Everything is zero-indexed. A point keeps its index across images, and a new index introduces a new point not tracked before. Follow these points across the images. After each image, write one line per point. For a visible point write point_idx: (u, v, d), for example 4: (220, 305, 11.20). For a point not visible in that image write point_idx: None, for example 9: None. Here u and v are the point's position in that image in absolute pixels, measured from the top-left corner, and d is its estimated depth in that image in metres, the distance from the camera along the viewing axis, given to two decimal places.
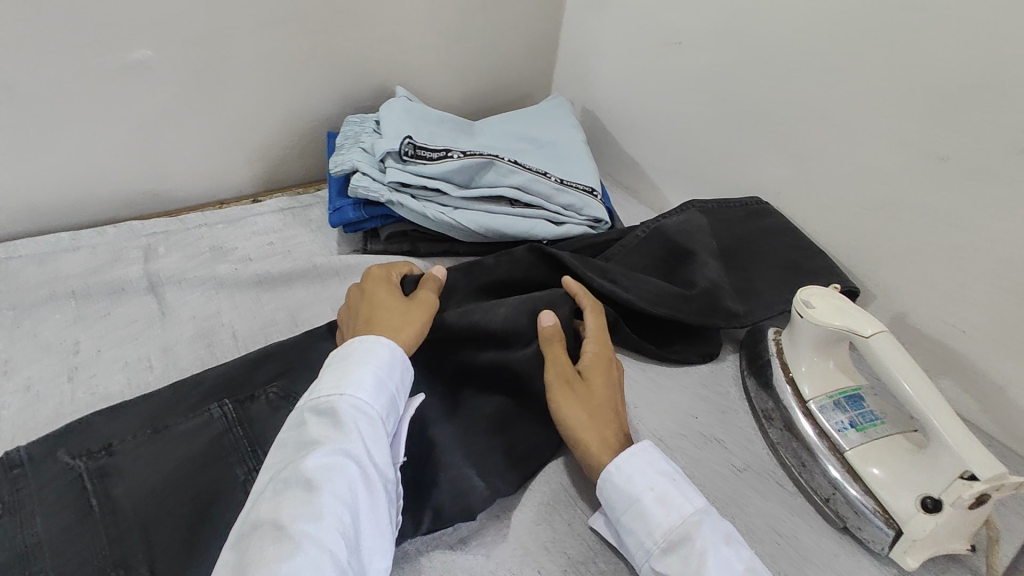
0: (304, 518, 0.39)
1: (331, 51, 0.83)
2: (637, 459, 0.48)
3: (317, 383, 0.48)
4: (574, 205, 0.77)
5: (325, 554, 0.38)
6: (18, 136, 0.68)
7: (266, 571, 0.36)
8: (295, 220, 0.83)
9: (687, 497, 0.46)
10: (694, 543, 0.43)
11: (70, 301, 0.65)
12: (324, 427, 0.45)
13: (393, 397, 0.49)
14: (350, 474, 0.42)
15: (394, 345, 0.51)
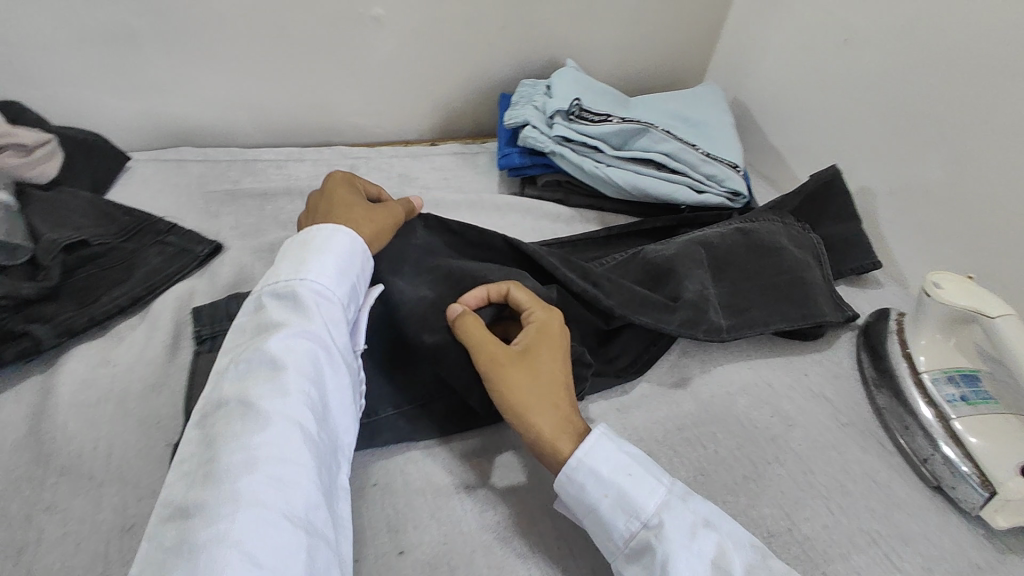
0: (271, 393, 0.41)
1: (519, 23, 0.96)
2: (589, 459, 0.46)
3: (275, 271, 0.50)
4: (717, 176, 0.84)
5: (293, 424, 0.41)
6: (279, 66, 0.87)
7: (238, 440, 0.39)
8: (466, 162, 0.97)
9: (643, 494, 0.44)
10: (656, 549, 0.42)
11: (299, 197, 0.84)
12: (285, 310, 0.47)
13: (352, 287, 0.52)
14: (314, 352, 0.45)
15: (353, 236, 0.54)
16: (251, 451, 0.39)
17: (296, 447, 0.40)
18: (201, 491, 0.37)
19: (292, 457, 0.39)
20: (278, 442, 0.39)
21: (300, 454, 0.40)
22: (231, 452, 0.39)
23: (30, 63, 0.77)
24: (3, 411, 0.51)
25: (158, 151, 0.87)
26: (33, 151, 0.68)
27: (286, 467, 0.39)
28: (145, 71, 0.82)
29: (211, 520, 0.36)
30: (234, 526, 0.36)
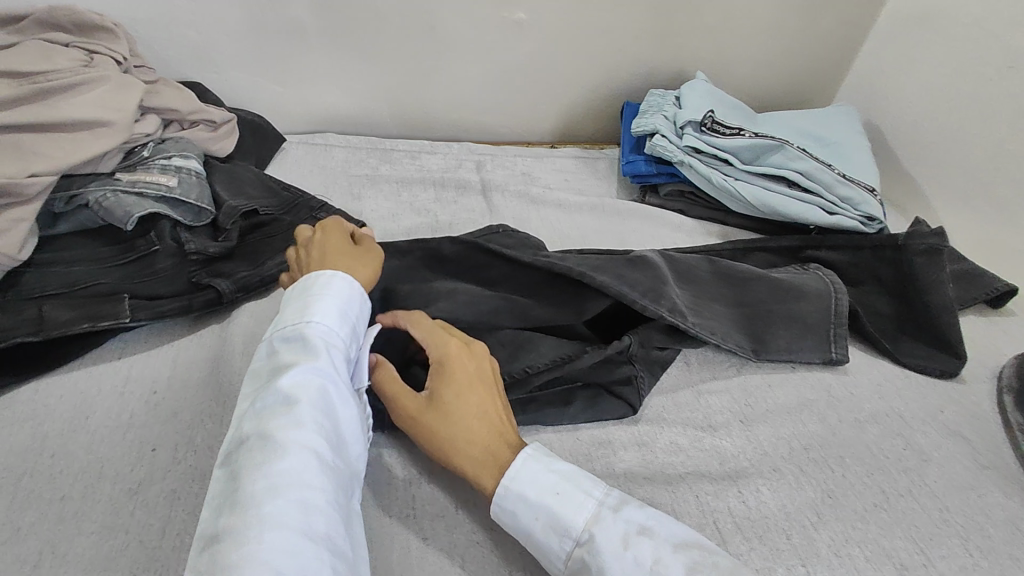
0: (290, 424, 0.41)
1: (652, 33, 0.97)
2: (511, 498, 0.45)
3: (284, 312, 0.50)
4: (852, 199, 0.81)
5: (310, 456, 0.41)
6: (424, 63, 0.93)
7: (255, 472, 0.39)
8: (586, 167, 0.99)
9: (571, 512, 0.44)
10: (592, 567, 0.42)
11: (431, 186, 0.89)
12: (297, 349, 0.47)
13: (355, 326, 0.51)
14: (329, 386, 0.45)
15: (348, 279, 0.53)
16: (272, 480, 0.39)
17: (313, 478, 0.40)
18: (230, 517, 0.38)
19: (310, 484, 0.40)
20: (294, 473, 0.39)
21: (317, 483, 0.40)
22: (253, 482, 0.39)
23: (215, 49, 0.86)
24: (188, 351, 0.58)
25: (307, 136, 0.95)
26: (220, 126, 0.75)
27: (305, 495, 0.39)
28: (307, 61, 0.90)
29: (239, 545, 0.36)
30: (262, 551, 0.36)
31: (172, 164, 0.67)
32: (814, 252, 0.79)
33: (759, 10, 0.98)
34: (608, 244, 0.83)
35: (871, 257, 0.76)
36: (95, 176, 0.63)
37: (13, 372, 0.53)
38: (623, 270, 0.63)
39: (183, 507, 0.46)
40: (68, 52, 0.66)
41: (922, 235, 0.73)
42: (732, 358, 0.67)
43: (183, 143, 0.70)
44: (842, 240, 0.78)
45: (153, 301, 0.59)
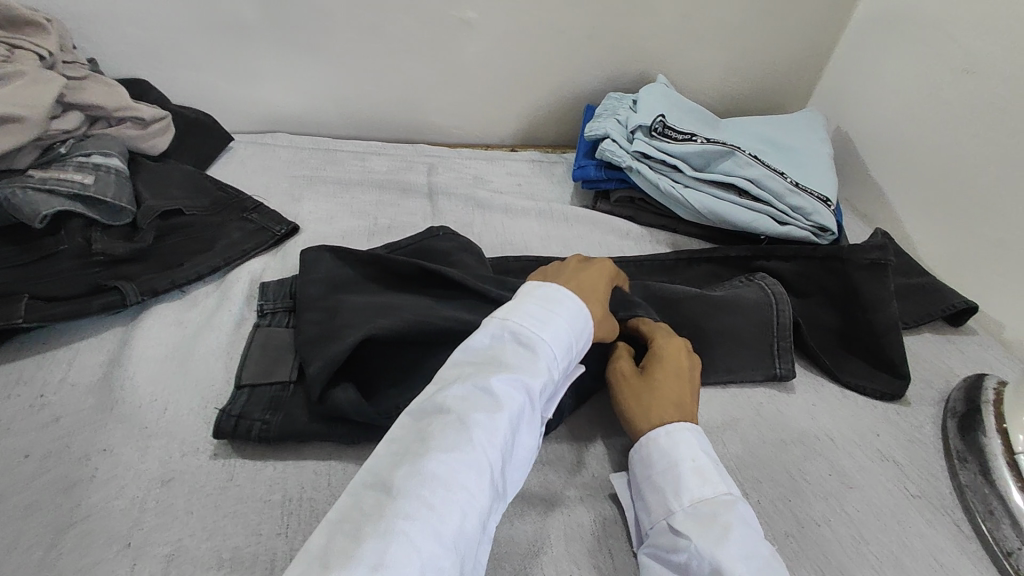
0: (486, 426, 0.40)
1: (611, 34, 0.95)
2: (690, 433, 0.49)
3: (518, 309, 0.48)
4: (803, 209, 0.78)
5: (488, 471, 0.39)
6: (373, 63, 0.91)
7: (440, 455, 0.38)
8: (542, 171, 0.97)
9: (724, 481, 0.47)
10: (722, 518, 0.44)
11: (376, 188, 0.87)
12: (519, 353, 0.45)
13: (573, 360, 0.49)
14: (526, 410, 0.43)
15: (589, 313, 0.51)
16: (454, 472, 0.37)
17: (485, 492, 0.38)
18: (405, 479, 0.37)
19: (479, 498, 0.37)
20: (468, 478, 0.37)
21: (486, 502, 0.38)
22: (435, 464, 0.37)
23: (158, 45, 0.84)
24: (87, 355, 0.57)
25: (256, 135, 0.94)
26: (150, 123, 0.75)
27: (472, 507, 0.37)
28: (253, 59, 0.88)
29: (402, 512, 0.35)
30: (416, 535, 0.34)
31: (91, 161, 0.66)
32: (763, 263, 0.75)
33: (724, 11, 0.95)
34: (550, 251, 0.80)
35: (822, 267, 0.72)
36: (7, 173, 0.62)
37: None
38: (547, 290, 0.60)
39: (41, 520, 0.44)
40: None
41: (864, 251, 0.69)
42: None
43: (106, 140, 0.70)
44: (792, 250, 0.74)
45: (51, 302, 0.58)
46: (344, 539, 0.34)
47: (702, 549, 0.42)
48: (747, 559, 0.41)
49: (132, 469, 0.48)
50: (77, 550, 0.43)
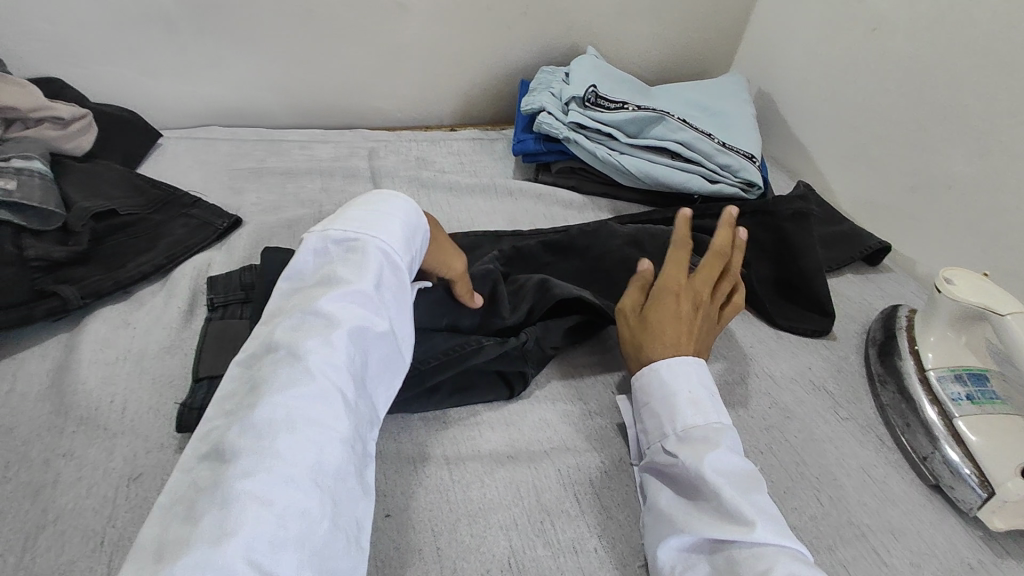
0: (320, 345, 0.42)
1: (543, 8, 0.96)
2: (689, 367, 0.53)
3: (340, 223, 0.50)
4: (731, 166, 0.83)
5: (332, 387, 0.41)
6: (306, 49, 0.90)
7: (275, 393, 0.39)
8: (483, 148, 0.98)
9: (716, 409, 0.51)
10: (713, 439, 0.48)
11: (319, 176, 0.86)
12: (347, 269, 0.47)
13: (410, 256, 0.51)
14: (365, 320, 0.45)
15: (416, 208, 0.54)
16: (290, 408, 0.39)
17: (335, 412, 0.40)
18: (243, 432, 0.38)
19: (324, 422, 0.39)
20: (311, 402, 0.39)
21: (334, 418, 0.40)
22: (271, 403, 0.39)
23: (71, 40, 0.80)
24: (33, 363, 0.55)
25: (187, 131, 0.91)
26: (70, 123, 0.72)
27: (318, 432, 0.39)
28: (178, 52, 0.85)
29: (241, 467, 0.36)
30: (261, 480, 0.36)
31: (11, 164, 0.63)
32: (699, 223, 0.80)
33: None
34: (498, 226, 0.82)
35: (754, 222, 0.77)
36: None
37: None
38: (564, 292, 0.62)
39: (9, 526, 0.44)
40: None
41: (788, 202, 0.76)
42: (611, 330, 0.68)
43: (26, 142, 0.67)
44: (725, 207, 0.79)
45: None
46: (191, 512, 0.35)
47: (692, 464, 0.47)
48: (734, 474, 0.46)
49: (100, 468, 0.48)
50: (53, 549, 0.43)
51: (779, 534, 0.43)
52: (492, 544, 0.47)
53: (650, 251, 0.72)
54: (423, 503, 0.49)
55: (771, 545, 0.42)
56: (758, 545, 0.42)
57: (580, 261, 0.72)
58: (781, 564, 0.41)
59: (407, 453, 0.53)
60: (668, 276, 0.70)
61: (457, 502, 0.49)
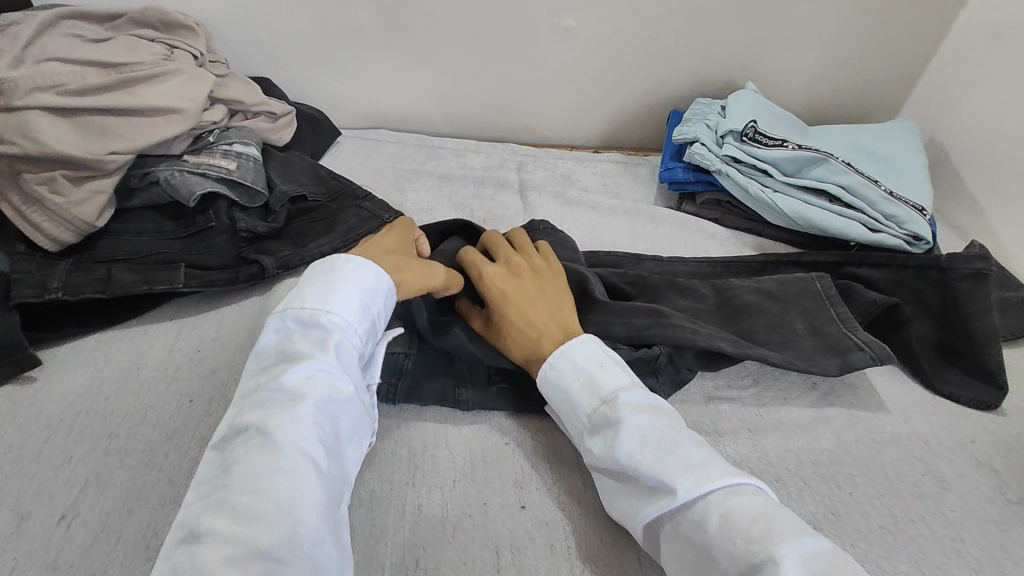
0: (287, 420, 0.43)
1: (705, 40, 0.96)
2: (574, 351, 0.51)
3: (299, 294, 0.50)
4: (897, 217, 0.79)
5: (304, 457, 0.42)
6: (474, 66, 0.97)
7: (248, 473, 0.40)
8: (627, 172, 1.00)
9: (609, 378, 0.50)
10: (613, 418, 0.47)
11: (473, 183, 0.92)
12: (311, 341, 0.48)
13: (374, 321, 0.52)
14: (332, 389, 0.46)
15: (381, 273, 0.54)
16: (264, 482, 0.40)
17: (309, 481, 0.41)
18: (215, 515, 0.38)
19: (298, 489, 0.40)
20: (284, 475, 0.40)
21: (308, 486, 0.41)
22: (243, 483, 0.40)
23: (284, 47, 0.93)
24: (233, 319, 0.64)
25: (362, 131, 1.02)
26: (279, 118, 0.82)
27: (292, 501, 0.39)
28: (365, 62, 0.95)
29: (221, 546, 0.37)
30: (243, 557, 0.37)
31: (233, 149, 0.73)
32: (853, 270, 0.76)
33: (820, 19, 0.95)
34: (638, 249, 0.84)
35: (915, 277, 0.73)
36: (166, 157, 0.69)
37: (79, 322, 0.61)
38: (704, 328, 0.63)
39: (210, 452, 0.51)
40: (153, 47, 0.73)
41: (967, 260, 0.69)
42: (750, 367, 0.67)
43: (244, 131, 0.77)
44: (883, 258, 0.75)
45: (205, 270, 0.66)
46: None
47: (607, 457, 0.46)
48: (642, 445, 0.45)
49: None
50: None
51: (705, 483, 0.42)
52: (623, 555, 0.48)
53: (781, 298, 0.70)
54: (557, 502, 0.51)
55: (701, 496, 0.42)
56: (690, 503, 0.42)
57: (718, 297, 0.71)
58: (719, 510, 0.41)
59: (544, 451, 0.55)
60: (804, 323, 0.68)
61: (592, 507, 0.51)
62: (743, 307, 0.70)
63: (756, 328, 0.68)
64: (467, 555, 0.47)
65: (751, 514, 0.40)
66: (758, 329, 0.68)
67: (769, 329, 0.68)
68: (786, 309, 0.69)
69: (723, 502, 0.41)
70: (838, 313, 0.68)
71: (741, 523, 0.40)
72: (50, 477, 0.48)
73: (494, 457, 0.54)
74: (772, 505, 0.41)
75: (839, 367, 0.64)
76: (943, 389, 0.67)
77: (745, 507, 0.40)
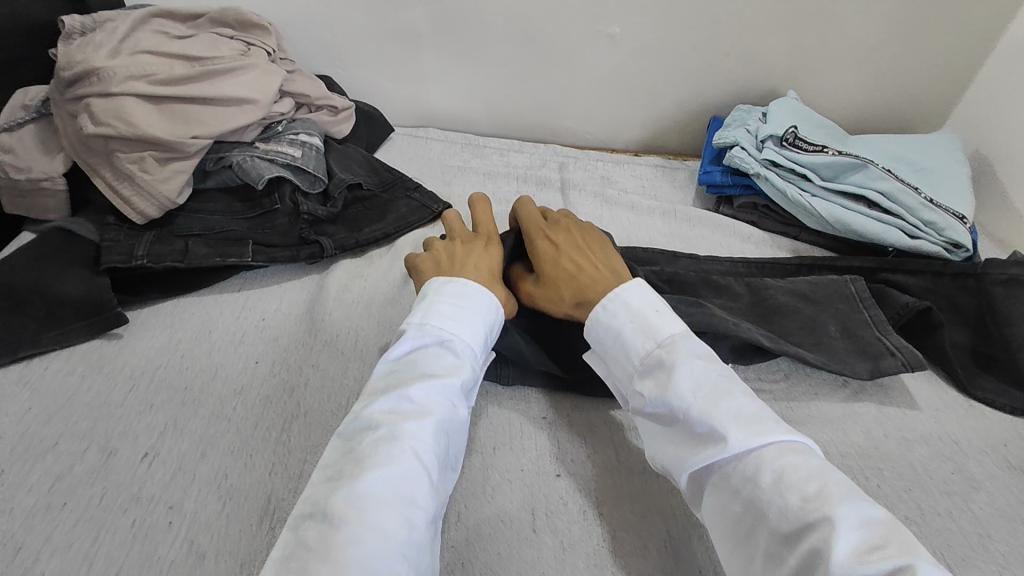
0: (416, 432, 0.44)
1: (747, 49, 0.98)
2: (626, 292, 0.54)
3: (432, 312, 0.53)
4: (936, 224, 0.79)
5: (423, 469, 0.43)
6: (521, 70, 1.01)
7: (376, 469, 0.41)
8: (665, 175, 1.02)
9: (664, 325, 0.52)
10: (669, 362, 0.49)
11: (515, 180, 0.96)
12: (440, 361, 0.50)
13: (486, 356, 0.55)
14: (449, 412, 0.48)
15: (498, 307, 0.56)
16: (392, 484, 0.41)
17: (424, 490, 0.42)
18: (342, 503, 0.40)
19: (416, 500, 0.42)
20: (405, 481, 0.42)
21: (423, 496, 0.42)
22: (372, 478, 0.41)
23: (344, 48, 0.99)
24: (293, 293, 0.69)
25: (412, 129, 1.07)
26: (339, 112, 0.88)
27: (414, 515, 0.41)
28: (418, 63, 1.01)
29: (346, 533, 0.38)
30: (364, 547, 0.37)
31: (298, 138, 0.78)
32: (888, 276, 0.77)
33: (865, 31, 0.96)
34: (674, 248, 0.86)
35: (951, 284, 0.74)
36: (239, 144, 0.75)
37: (158, 289, 0.67)
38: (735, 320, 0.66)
39: (273, 408, 0.56)
40: (231, 43, 0.80)
41: (1000, 265, 0.71)
42: (781, 363, 0.69)
43: (308, 123, 0.82)
44: (920, 264, 0.76)
45: (270, 248, 0.71)
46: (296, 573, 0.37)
47: (659, 399, 0.48)
48: (696, 390, 0.46)
49: (336, 381, 0.58)
50: (302, 434, 0.54)
51: (758, 435, 0.43)
52: (652, 525, 0.50)
53: (815, 300, 0.72)
54: (590, 473, 0.54)
55: (753, 449, 0.43)
56: (742, 454, 0.43)
57: (752, 295, 0.73)
58: (770, 464, 0.42)
59: (579, 427, 0.58)
60: (837, 325, 0.70)
61: (623, 480, 0.54)
62: (776, 306, 0.71)
63: (789, 327, 0.70)
64: (506, 515, 0.50)
65: (803, 473, 0.41)
66: (791, 328, 0.70)
67: (803, 328, 0.69)
68: (820, 311, 0.71)
69: (776, 458, 0.42)
70: (871, 313, 0.70)
71: (792, 477, 0.41)
72: (134, 421, 0.54)
73: (532, 430, 0.58)
74: (824, 466, 0.42)
75: (870, 371, 0.65)
76: (977, 394, 0.67)
77: (798, 464, 0.41)
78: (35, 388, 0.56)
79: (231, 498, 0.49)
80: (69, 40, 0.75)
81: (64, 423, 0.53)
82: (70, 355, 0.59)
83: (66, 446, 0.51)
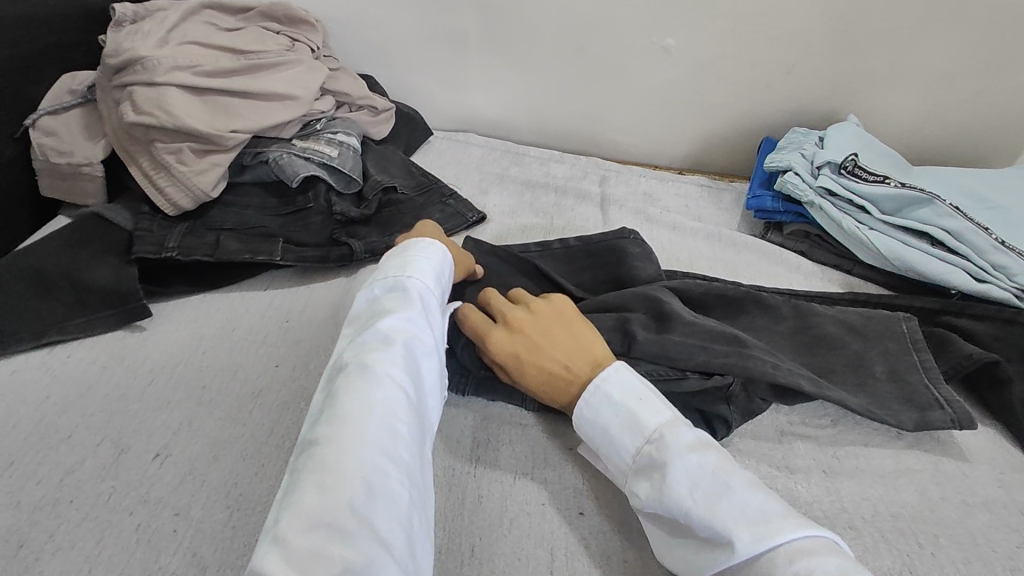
0: (384, 357, 0.44)
1: (808, 69, 0.93)
2: (598, 395, 0.50)
3: (383, 269, 0.54)
4: (1008, 269, 0.73)
5: (398, 386, 0.43)
6: (567, 78, 0.98)
7: (352, 391, 0.42)
8: (711, 196, 0.98)
9: (650, 414, 0.48)
10: (659, 461, 0.45)
11: (554, 192, 0.93)
12: (397, 299, 0.50)
13: (443, 292, 0.55)
14: (419, 337, 0.48)
15: (446, 252, 0.57)
16: (369, 401, 0.41)
17: (401, 403, 0.42)
18: (326, 425, 0.40)
19: (396, 412, 0.42)
20: (382, 397, 0.42)
21: (400, 410, 0.42)
22: (352, 398, 0.41)
23: (389, 48, 0.98)
24: (320, 295, 0.68)
25: (452, 133, 1.05)
26: (379, 112, 0.87)
27: (393, 420, 0.41)
28: (463, 67, 0.99)
29: (333, 448, 0.38)
30: (353, 458, 0.38)
31: (336, 137, 0.77)
32: (950, 319, 0.72)
33: (935, 58, 0.90)
34: (717, 274, 0.82)
35: None
36: (277, 139, 0.74)
37: (188, 282, 0.66)
38: (782, 358, 0.61)
39: (290, 416, 0.54)
40: (277, 38, 0.79)
41: None
42: (827, 408, 0.64)
43: (348, 121, 0.81)
44: (986, 310, 0.71)
45: (301, 248, 0.70)
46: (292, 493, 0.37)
47: (655, 503, 0.44)
48: (692, 492, 0.42)
49: None
50: None
51: (766, 537, 0.39)
52: None
53: (864, 335, 0.66)
54: (617, 510, 0.51)
55: (765, 553, 0.39)
56: (753, 562, 0.39)
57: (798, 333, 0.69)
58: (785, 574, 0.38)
59: None
60: (889, 367, 0.64)
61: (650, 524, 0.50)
62: (826, 345, 0.66)
63: (837, 368, 0.64)
64: (522, 552, 0.47)
65: None
66: (838, 368, 0.64)
67: (849, 370, 0.64)
68: (868, 346, 0.65)
69: (794, 562, 0.38)
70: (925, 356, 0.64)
71: None
72: (149, 418, 0.52)
73: (555, 461, 0.54)
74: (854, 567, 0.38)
75: (914, 422, 0.60)
76: None
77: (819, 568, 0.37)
78: (56, 376, 0.55)
79: (239, 508, 0.47)
80: (120, 27, 0.75)
81: (80, 415, 0.52)
82: (94, 343, 0.59)
83: (80, 439, 0.50)
